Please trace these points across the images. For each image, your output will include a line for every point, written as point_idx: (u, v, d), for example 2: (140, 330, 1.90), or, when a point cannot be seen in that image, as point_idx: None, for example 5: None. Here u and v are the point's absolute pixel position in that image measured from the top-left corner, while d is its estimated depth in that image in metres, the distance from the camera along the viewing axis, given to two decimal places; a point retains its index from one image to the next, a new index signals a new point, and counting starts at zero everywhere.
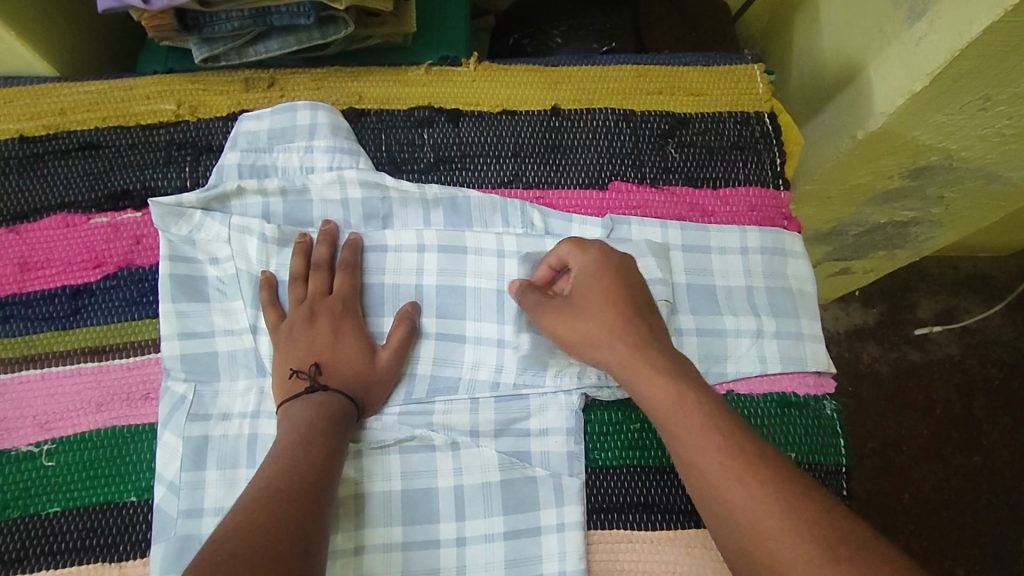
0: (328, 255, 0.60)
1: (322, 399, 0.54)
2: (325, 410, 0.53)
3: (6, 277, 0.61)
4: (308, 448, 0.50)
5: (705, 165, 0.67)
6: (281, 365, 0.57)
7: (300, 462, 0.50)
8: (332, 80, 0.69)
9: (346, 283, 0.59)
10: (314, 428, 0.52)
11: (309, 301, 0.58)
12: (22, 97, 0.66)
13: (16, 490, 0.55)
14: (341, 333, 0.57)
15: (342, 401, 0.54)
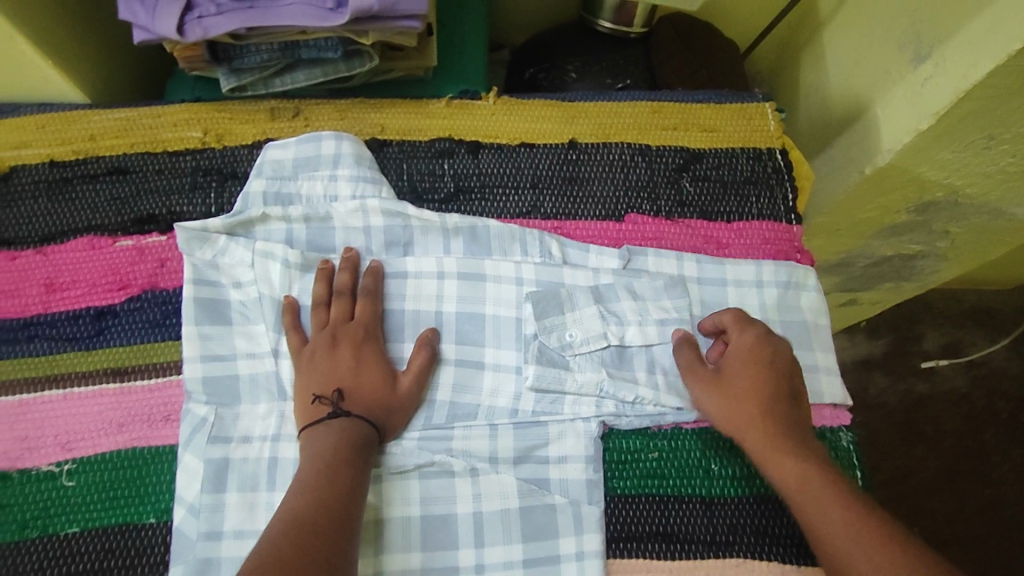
0: (350, 282, 0.61)
1: (345, 426, 0.55)
2: (350, 435, 0.54)
3: (32, 297, 0.62)
4: (333, 478, 0.51)
5: (720, 200, 0.69)
6: (303, 390, 0.57)
7: (328, 493, 0.50)
8: (356, 111, 0.71)
9: (367, 309, 0.60)
10: (337, 457, 0.52)
11: (331, 327, 0.59)
12: (54, 123, 0.67)
13: (36, 509, 0.56)
14: (363, 359, 0.58)
15: (364, 428, 0.55)
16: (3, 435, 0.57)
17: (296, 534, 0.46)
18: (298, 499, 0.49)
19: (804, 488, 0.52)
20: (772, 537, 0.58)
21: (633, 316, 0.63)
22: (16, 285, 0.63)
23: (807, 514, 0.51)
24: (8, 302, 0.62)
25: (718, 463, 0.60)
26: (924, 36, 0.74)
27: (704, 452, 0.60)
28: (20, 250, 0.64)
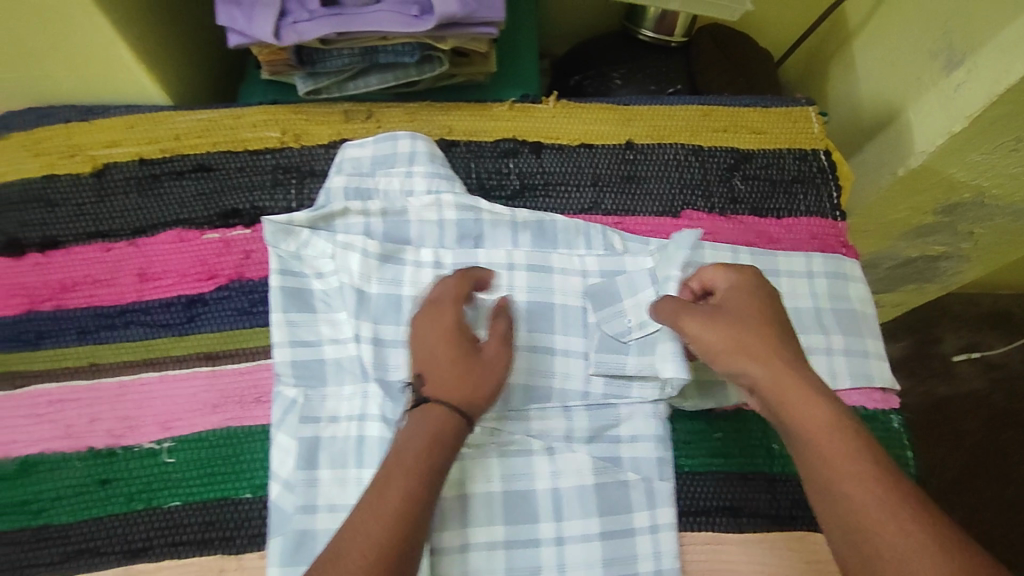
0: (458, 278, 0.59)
1: (440, 413, 0.53)
2: (443, 425, 0.52)
3: (126, 286, 0.66)
4: (423, 474, 0.50)
5: (769, 197, 0.73)
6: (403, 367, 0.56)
7: (415, 492, 0.49)
8: (425, 113, 0.74)
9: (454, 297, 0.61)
10: (429, 453, 0.51)
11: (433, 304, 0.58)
12: (141, 123, 0.71)
13: (140, 484, 0.59)
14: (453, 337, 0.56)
15: (456, 419, 0.53)
16: (106, 414, 0.61)
17: (387, 535, 0.46)
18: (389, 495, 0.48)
19: (826, 449, 0.48)
20: None
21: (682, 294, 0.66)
22: (112, 274, 0.66)
23: (833, 484, 0.46)
24: (105, 290, 0.66)
25: (779, 442, 0.64)
26: (957, 46, 0.78)
27: (765, 433, 0.64)
28: (114, 242, 0.67)
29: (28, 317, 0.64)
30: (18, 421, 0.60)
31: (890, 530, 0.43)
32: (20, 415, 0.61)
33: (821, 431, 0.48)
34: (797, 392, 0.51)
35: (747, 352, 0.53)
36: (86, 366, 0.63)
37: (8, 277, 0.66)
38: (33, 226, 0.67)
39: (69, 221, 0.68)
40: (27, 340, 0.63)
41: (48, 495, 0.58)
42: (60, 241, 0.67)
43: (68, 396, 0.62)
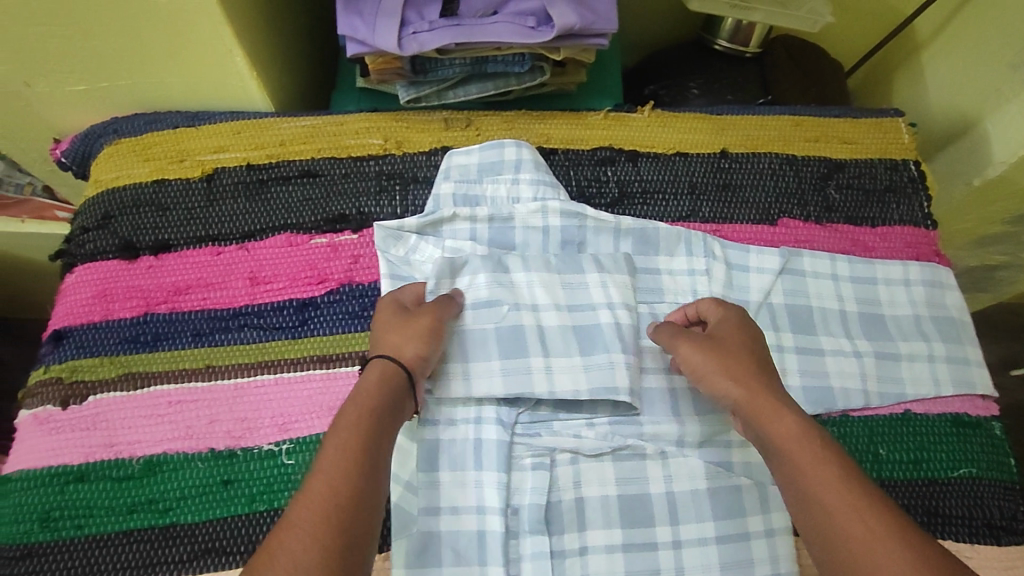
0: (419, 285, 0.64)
1: (377, 372, 0.54)
2: (378, 384, 0.53)
3: (239, 289, 0.67)
4: (359, 424, 0.50)
5: (864, 207, 0.74)
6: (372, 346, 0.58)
7: (354, 441, 0.49)
8: (522, 122, 0.76)
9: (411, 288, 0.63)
10: (362, 405, 0.51)
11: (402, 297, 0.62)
12: (248, 129, 0.72)
13: (261, 485, 0.60)
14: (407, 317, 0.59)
15: (389, 372, 0.54)
16: (225, 416, 0.62)
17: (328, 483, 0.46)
18: (332, 445, 0.48)
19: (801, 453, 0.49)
20: (942, 517, 0.62)
21: (602, 300, 0.67)
22: (224, 278, 0.67)
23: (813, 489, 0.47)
24: (218, 293, 0.66)
25: (885, 448, 0.64)
26: None
27: (871, 438, 0.65)
28: (224, 245, 0.68)
29: (144, 319, 0.65)
30: (140, 422, 0.61)
31: (863, 533, 0.44)
32: (141, 416, 0.61)
33: (788, 441, 0.51)
34: (773, 412, 0.53)
35: (727, 373, 0.56)
36: (202, 368, 0.63)
37: (123, 280, 0.66)
38: (146, 229, 0.68)
39: (180, 225, 0.69)
40: (144, 342, 0.64)
41: (173, 496, 0.59)
42: (171, 244, 0.68)
43: (187, 397, 0.62)
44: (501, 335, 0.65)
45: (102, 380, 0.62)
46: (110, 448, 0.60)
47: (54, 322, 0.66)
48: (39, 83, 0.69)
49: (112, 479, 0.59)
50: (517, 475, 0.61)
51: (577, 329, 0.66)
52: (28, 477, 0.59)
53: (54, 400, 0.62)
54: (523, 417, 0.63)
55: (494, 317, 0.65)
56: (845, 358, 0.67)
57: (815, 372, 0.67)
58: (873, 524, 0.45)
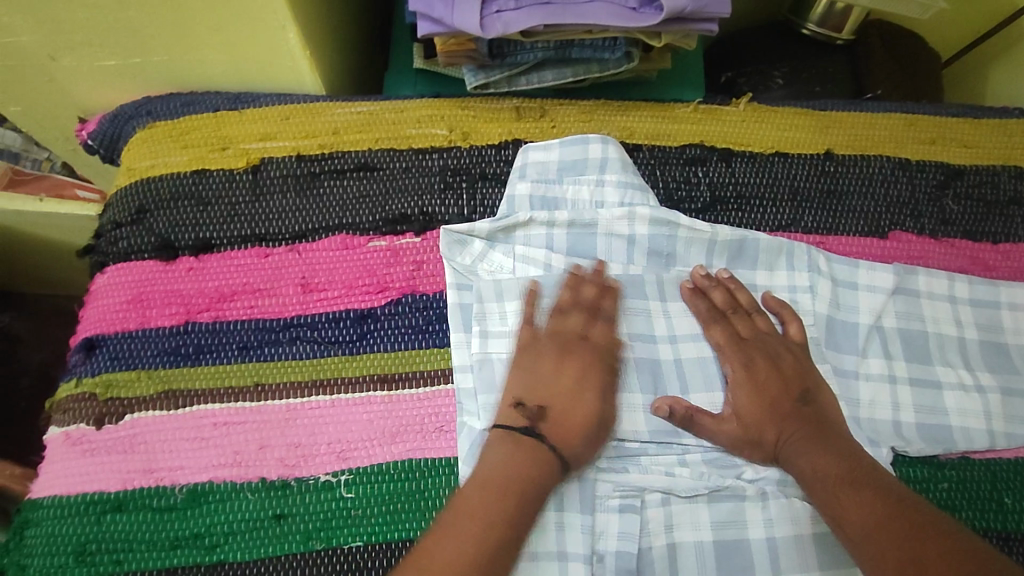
0: (594, 295, 0.59)
1: (531, 453, 0.51)
2: (528, 473, 0.50)
3: (289, 297, 0.59)
4: (494, 514, 0.48)
5: (985, 220, 0.66)
6: (507, 392, 0.55)
7: (490, 530, 0.48)
8: (602, 113, 0.68)
9: (604, 332, 0.58)
10: (507, 496, 0.49)
11: (563, 338, 0.57)
12: (298, 115, 0.65)
13: (318, 521, 0.53)
14: (584, 379, 0.55)
15: (547, 457, 0.51)
16: (277, 440, 0.55)
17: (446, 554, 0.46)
18: (463, 532, 0.47)
19: (822, 480, 0.51)
20: None
21: (664, 333, 0.60)
22: (273, 283, 0.60)
23: (839, 509, 0.50)
24: (266, 301, 0.59)
25: (1011, 497, 0.57)
26: None
27: (994, 485, 0.57)
28: (273, 247, 0.61)
29: (185, 329, 0.58)
30: (181, 446, 0.55)
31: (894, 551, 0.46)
32: (183, 440, 0.55)
33: (819, 481, 0.51)
34: (806, 446, 0.53)
35: (752, 386, 0.57)
36: (250, 387, 0.57)
37: (160, 284, 0.60)
38: (185, 226, 0.61)
39: (222, 222, 0.61)
40: (185, 355, 0.57)
41: (220, 531, 0.52)
42: (213, 243, 0.61)
43: (234, 419, 0.56)
44: None
45: (140, 398, 0.56)
46: (149, 475, 0.54)
47: (84, 329, 0.59)
48: (67, 56, 0.61)
49: (153, 509, 0.53)
50: (602, 518, 0.54)
51: (637, 363, 0.58)
52: (59, 505, 0.53)
53: (88, 418, 0.55)
54: (607, 451, 0.56)
55: None
56: (966, 394, 0.60)
57: (930, 409, 0.59)
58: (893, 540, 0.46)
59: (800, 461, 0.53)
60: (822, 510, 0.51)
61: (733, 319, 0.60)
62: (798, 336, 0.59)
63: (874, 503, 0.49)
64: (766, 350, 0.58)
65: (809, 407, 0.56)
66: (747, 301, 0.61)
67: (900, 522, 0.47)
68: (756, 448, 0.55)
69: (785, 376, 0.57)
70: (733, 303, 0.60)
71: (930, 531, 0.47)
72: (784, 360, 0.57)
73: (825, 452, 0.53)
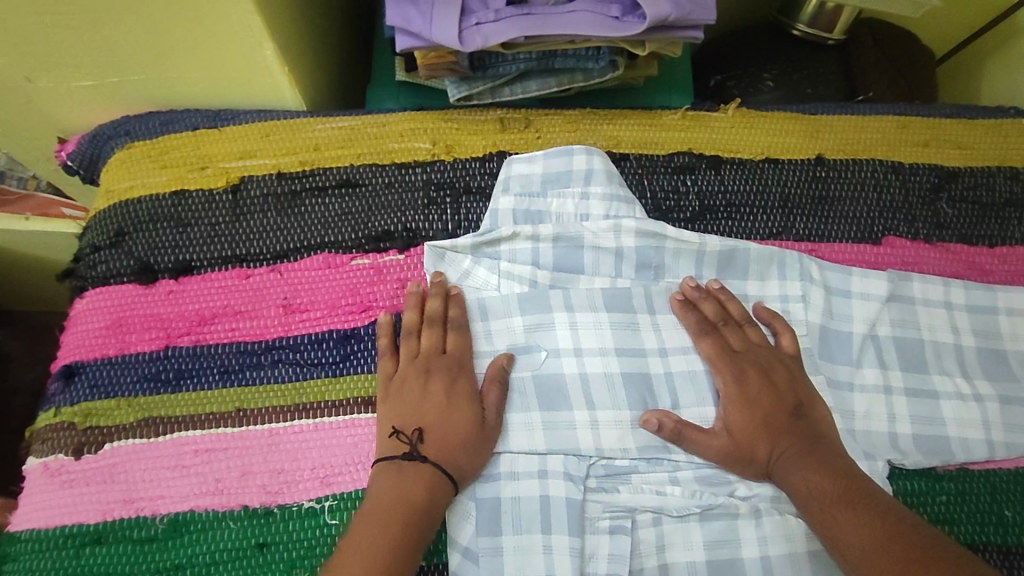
0: (440, 309, 0.57)
1: (417, 479, 0.50)
2: (410, 501, 0.49)
3: (271, 319, 0.58)
4: (381, 546, 0.47)
5: (980, 223, 0.65)
6: (384, 420, 0.53)
7: (380, 561, 0.47)
8: (588, 122, 0.67)
9: (458, 342, 0.56)
10: (391, 526, 0.48)
11: (425, 358, 0.55)
12: (278, 131, 0.64)
13: (301, 549, 0.52)
14: (454, 395, 0.54)
15: (433, 480, 0.50)
16: (259, 467, 0.54)
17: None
18: (354, 571, 0.46)
19: (816, 498, 0.50)
20: None
21: (654, 346, 0.59)
22: (254, 305, 0.59)
23: (833, 525, 0.49)
24: (247, 324, 0.58)
25: (1011, 509, 0.55)
26: None
27: (994, 497, 0.56)
28: (254, 267, 0.60)
29: (165, 354, 0.57)
30: (163, 475, 0.54)
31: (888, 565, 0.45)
32: (164, 468, 0.54)
33: (814, 501, 0.50)
34: (801, 465, 0.52)
35: (744, 400, 0.55)
36: (232, 412, 0.56)
37: (140, 308, 0.59)
38: (164, 248, 0.60)
39: (202, 243, 0.60)
40: (166, 381, 0.56)
41: (202, 561, 0.51)
42: (194, 265, 0.60)
43: (215, 445, 0.55)
44: (541, 384, 0.56)
45: (120, 425, 0.55)
46: (129, 505, 0.53)
47: (64, 356, 0.58)
48: (41, 77, 0.60)
49: (133, 541, 0.52)
50: (591, 540, 0.53)
51: (624, 380, 0.57)
52: (39, 538, 0.52)
53: (68, 448, 0.54)
54: (595, 470, 0.55)
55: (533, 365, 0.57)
56: (964, 404, 0.59)
57: (927, 420, 0.58)
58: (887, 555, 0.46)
59: (791, 478, 0.52)
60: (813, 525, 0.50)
61: (725, 331, 0.58)
62: (791, 347, 0.58)
63: (866, 518, 0.48)
64: (757, 363, 0.56)
65: (801, 424, 0.54)
66: (738, 313, 0.59)
67: (890, 546, 0.46)
68: (749, 465, 0.54)
69: (777, 389, 0.56)
70: (723, 315, 0.59)
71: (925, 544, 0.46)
72: (777, 373, 0.56)
73: (820, 471, 0.51)
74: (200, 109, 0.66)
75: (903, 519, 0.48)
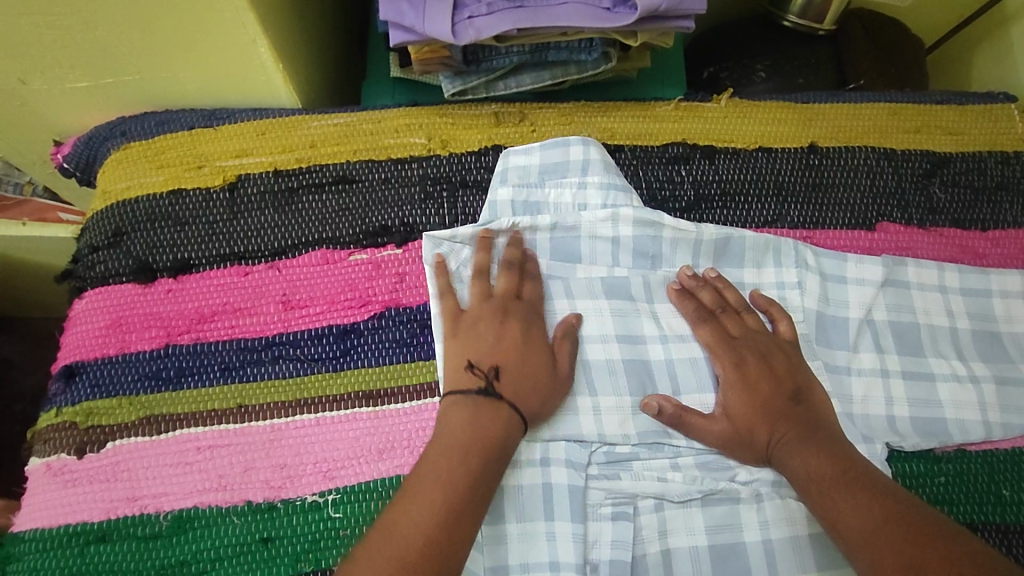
0: (519, 257, 0.58)
1: (492, 414, 0.50)
2: (489, 433, 0.50)
3: (270, 315, 0.59)
4: (465, 473, 0.48)
5: (972, 207, 0.66)
6: (456, 356, 0.53)
7: (458, 494, 0.47)
8: (582, 115, 0.67)
9: (534, 289, 0.58)
10: (471, 458, 0.48)
11: (501, 300, 0.56)
12: (273, 130, 0.64)
13: (305, 542, 0.52)
14: (527, 338, 0.55)
15: (509, 416, 0.51)
16: (261, 462, 0.54)
17: (442, 514, 0.46)
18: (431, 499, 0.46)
19: (816, 484, 0.50)
20: None
21: (654, 333, 0.59)
22: (252, 302, 0.59)
23: (832, 511, 0.49)
24: (247, 320, 0.58)
25: (1009, 488, 0.56)
26: None
27: (992, 477, 0.56)
28: (251, 265, 0.60)
29: (165, 352, 0.57)
30: (165, 472, 0.54)
31: (886, 551, 0.46)
32: (166, 465, 0.54)
33: (816, 487, 0.50)
34: (803, 449, 0.52)
35: (744, 385, 0.55)
36: (233, 409, 0.56)
37: (139, 307, 0.59)
38: (162, 248, 0.60)
39: (200, 242, 0.61)
40: (167, 379, 0.57)
41: (206, 557, 0.51)
42: (191, 264, 0.60)
43: (217, 442, 0.55)
44: None
45: (121, 424, 0.55)
46: (132, 503, 0.53)
47: (64, 356, 0.58)
48: (35, 80, 0.60)
49: (137, 538, 0.52)
50: (595, 527, 0.53)
51: (626, 365, 0.58)
52: (41, 538, 0.52)
53: (69, 448, 0.55)
54: (597, 457, 0.55)
55: None
56: (960, 385, 0.59)
57: (925, 402, 0.58)
58: (887, 542, 0.46)
59: (791, 463, 0.52)
60: (815, 511, 0.50)
61: (723, 317, 0.59)
62: (788, 333, 0.59)
63: (866, 504, 0.48)
64: (757, 347, 0.57)
65: (801, 408, 0.55)
66: (735, 300, 0.60)
67: (894, 528, 0.46)
68: (750, 448, 0.54)
69: (778, 372, 0.56)
70: (721, 302, 0.59)
71: (925, 530, 0.46)
72: (776, 357, 0.57)
73: (821, 452, 0.52)
74: (195, 109, 0.67)
75: (905, 505, 0.48)
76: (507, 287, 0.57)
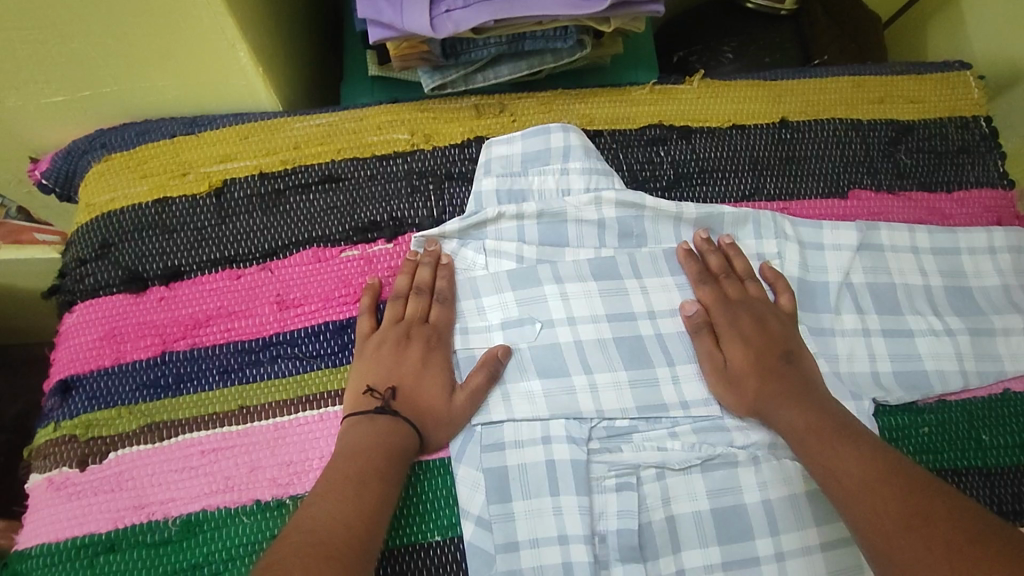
0: (429, 277, 0.59)
1: (393, 429, 0.52)
2: (386, 443, 0.51)
3: (266, 316, 0.59)
4: (366, 471, 0.49)
5: (937, 170, 0.69)
6: (360, 378, 0.55)
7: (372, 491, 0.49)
8: (560, 103, 0.68)
9: (442, 315, 0.58)
10: (375, 460, 0.50)
11: (406, 323, 0.57)
12: (257, 133, 0.65)
13: None
14: (430, 364, 0.56)
15: (410, 432, 0.53)
16: (267, 461, 0.54)
17: (346, 508, 0.47)
18: (332, 499, 0.47)
19: (813, 432, 0.52)
20: None
21: (642, 308, 0.61)
22: (247, 304, 0.59)
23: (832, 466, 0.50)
24: (242, 323, 0.59)
25: (988, 433, 0.59)
26: None
27: (972, 423, 0.59)
28: (243, 268, 0.61)
29: (162, 359, 0.57)
30: (170, 478, 0.54)
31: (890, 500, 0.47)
32: (171, 471, 0.54)
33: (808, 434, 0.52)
34: (785, 400, 0.55)
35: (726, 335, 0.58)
36: (235, 410, 0.56)
37: (132, 317, 0.59)
38: (152, 257, 0.60)
39: (190, 248, 0.61)
40: (165, 386, 0.57)
41: (219, 558, 0.52)
42: (183, 270, 0.60)
43: (222, 444, 0.55)
44: (537, 355, 0.58)
45: (122, 434, 0.55)
46: (140, 510, 0.53)
47: (58, 371, 0.58)
48: (10, 97, 0.60)
49: (146, 545, 0.52)
50: (599, 498, 0.54)
51: (617, 340, 0.59)
52: (48, 553, 0.52)
53: (70, 461, 0.54)
54: (597, 431, 0.57)
55: (526, 337, 0.59)
56: (937, 338, 0.62)
57: (905, 356, 0.61)
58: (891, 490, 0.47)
59: (781, 417, 0.54)
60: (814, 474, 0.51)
61: (722, 281, 0.61)
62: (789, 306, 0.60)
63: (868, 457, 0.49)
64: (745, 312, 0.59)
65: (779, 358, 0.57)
66: (742, 268, 0.62)
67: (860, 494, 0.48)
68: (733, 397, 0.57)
69: (763, 336, 0.58)
70: (714, 271, 0.61)
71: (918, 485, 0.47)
72: (773, 320, 0.59)
73: (802, 407, 0.54)
74: (174, 118, 0.67)
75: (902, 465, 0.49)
76: (411, 312, 0.58)
